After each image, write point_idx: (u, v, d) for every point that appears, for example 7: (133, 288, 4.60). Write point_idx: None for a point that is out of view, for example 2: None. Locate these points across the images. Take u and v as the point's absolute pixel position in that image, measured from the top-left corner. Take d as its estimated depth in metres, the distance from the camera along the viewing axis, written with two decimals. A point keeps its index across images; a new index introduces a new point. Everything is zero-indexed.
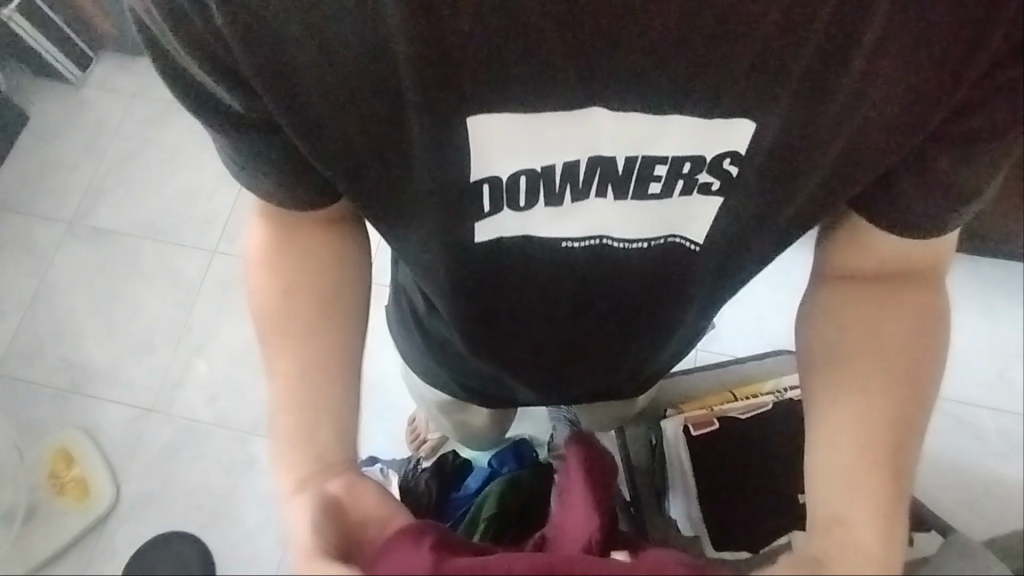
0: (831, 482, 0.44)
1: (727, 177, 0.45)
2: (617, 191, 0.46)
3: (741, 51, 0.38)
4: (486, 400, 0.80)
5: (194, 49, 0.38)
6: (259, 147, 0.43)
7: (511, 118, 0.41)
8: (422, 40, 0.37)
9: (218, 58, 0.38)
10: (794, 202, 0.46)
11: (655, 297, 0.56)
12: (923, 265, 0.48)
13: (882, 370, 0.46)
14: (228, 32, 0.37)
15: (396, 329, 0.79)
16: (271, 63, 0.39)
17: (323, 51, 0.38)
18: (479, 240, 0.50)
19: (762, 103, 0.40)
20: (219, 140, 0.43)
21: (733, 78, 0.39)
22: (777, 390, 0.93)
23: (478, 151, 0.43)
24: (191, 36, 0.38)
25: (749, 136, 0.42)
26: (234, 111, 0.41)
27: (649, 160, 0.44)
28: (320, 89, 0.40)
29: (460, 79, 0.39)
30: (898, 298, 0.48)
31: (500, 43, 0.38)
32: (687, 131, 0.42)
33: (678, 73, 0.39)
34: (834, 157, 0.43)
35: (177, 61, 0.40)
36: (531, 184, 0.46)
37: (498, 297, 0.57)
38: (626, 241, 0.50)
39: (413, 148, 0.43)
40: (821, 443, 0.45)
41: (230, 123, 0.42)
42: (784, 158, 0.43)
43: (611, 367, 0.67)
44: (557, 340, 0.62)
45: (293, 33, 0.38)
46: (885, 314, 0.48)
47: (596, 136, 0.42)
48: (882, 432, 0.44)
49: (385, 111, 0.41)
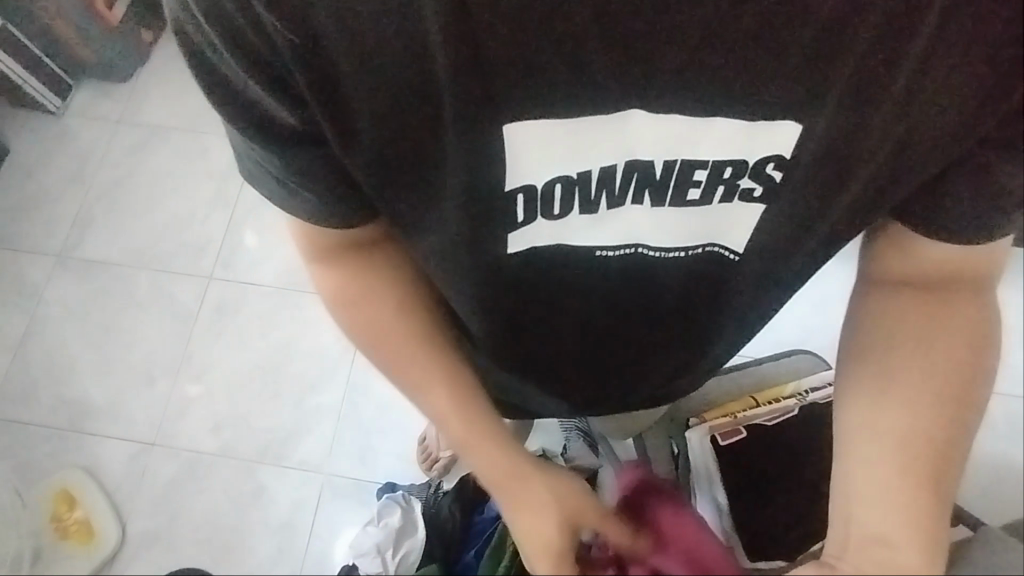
0: (869, 482, 0.43)
1: (769, 182, 0.45)
2: (654, 198, 0.46)
3: (788, 52, 0.37)
4: (508, 412, 0.78)
5: (250, 63, 0.37)
6: (304, 166, 0.41)
7: (547, 125, 0.41)
8: (463, 50, 0.37)
9: (269, 68, 0.37)
10: (836, 206, 0.45)
11: (687, 306, 0.56)
12: (970, 272, 0.46)
13: (938, 379, 0.45)
14: (280, 42, 0.36)
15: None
16: (320, 75, 0.38)
17: (369, 69, 0.38)
18: (511, 252, 0.49)
19: (807, 103, 0.40)
20: (261, 155, 0.42)
21: (781, 76, 0.38)
22: (799, 393, 0.95)
23: (512, 159, 0.42)
24: (243, 49, 0.37)
25: (795, 139, 0.42)
26: (281, 126, 0.40)
27: (689, 165, 0.44)
28: (369, 108, 0.39)
29: (500, 86, 0.39)
30: (942, 305, 0.46)
31: (540, 48, 0.37)
32: (733, 136, 0.42)
33: (724, 74, 0.38)
34: (886, 160, 0.42)
35: (224, 73, 0.38)
36: (565, 191, 0.45)
37: (529, 307, 0.56)
38: (660, 249, 0.50)
39: (443, 158, 0.42)
40: (862, 442, 0.45)
41: (273, 139, 0.40)
42: (833, 163, 0.43)
43: (640, 378, 0.66)
44: (586, 347, 0.61)
45: (342, 48, 0.37)
46: (930, 319, 0.46)
47: (634, 142, 0.42)
48: (930, 433, 0.43)
49: (429, 124, 0.40)
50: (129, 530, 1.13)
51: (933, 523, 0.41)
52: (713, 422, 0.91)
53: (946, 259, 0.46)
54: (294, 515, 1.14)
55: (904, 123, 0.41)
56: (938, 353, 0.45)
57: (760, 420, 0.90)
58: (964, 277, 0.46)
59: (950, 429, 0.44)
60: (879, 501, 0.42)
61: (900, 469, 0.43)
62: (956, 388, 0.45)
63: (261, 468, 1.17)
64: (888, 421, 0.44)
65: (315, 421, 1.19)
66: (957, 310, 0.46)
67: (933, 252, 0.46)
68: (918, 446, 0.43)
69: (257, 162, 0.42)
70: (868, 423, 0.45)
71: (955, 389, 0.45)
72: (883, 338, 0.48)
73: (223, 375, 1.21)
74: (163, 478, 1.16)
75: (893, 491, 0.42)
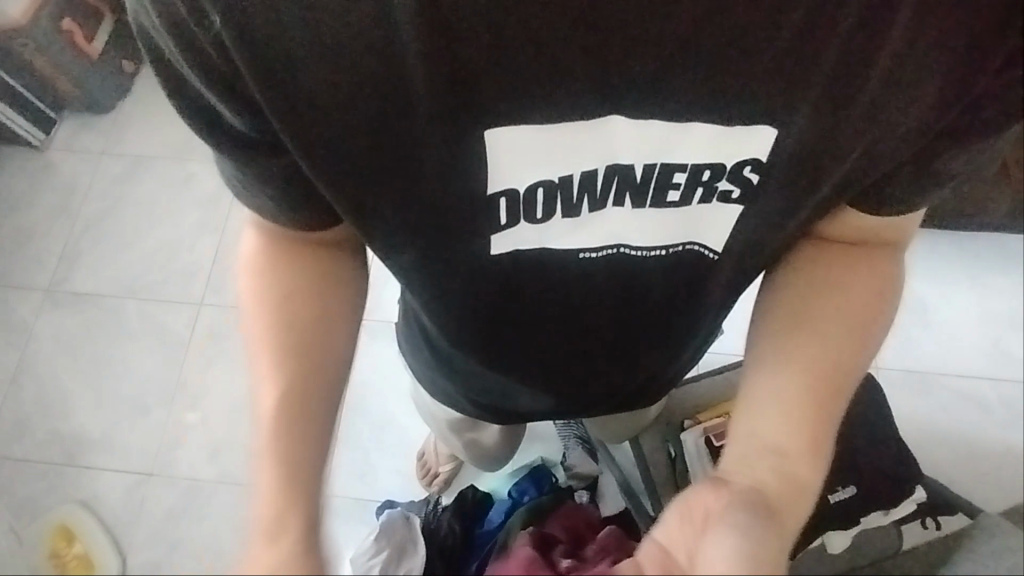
0: (764, 413, 0.48)
1: (747, 184, 0.46)
2: (635, 201, 0.47)
3: (759, 53, 0.39)
4: (495, 416, 0.78)
5: (209, 76, 0.38)
6: (275, 169, 0.42)
7: (527, 129, 0.42)
8: (438, 62, 0.38)
9: (231, 82, 0.38)
10: (817, 198, 0.46)
11: (672, 306, 0.57)
12: (892, 240, 0.50)
13: (843, 326, 0.49)
14: (237, 54, 0.37)
15: (405, 348, 0.78)
16: (280, 88, 0.39)
17: (335, 80, 0.39)
18: (495, 252, 0.50)
19: (781, 106, 0.41)
20: (225, 161, 0.43)
21: (752, 81, 0.40)
22: None
23: (494, 161, 0.43)
24: (201, 63, 0.38)
25: (772, 142, 0.43)
26: (248, 136, 0.41)
27: (667, 169, 0.45)
28: (336, 118, 0.40)
29: (476, 97, 0.40)
30: (850, 264, 0.50)
31: (518, 57, 0.38)
32: (709, 138, 0.43)
33: (697, 81, 0.40)
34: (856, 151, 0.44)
35: (187, 85, 0.39)
36: (548, 195, 0.46)
37: (509, 309, 0.56)
38: (640, 249, 0.51)
39: (423, 167, 0.43)
40: (770, 384, 0.49)
41: (245, 150, 0.42)
42: (809, 160, 0.44)
43: (627, 376, 0.67)
44: (569, 347, 0.61)
45: (310, 58, 0.38)
46: (839, 278, 0.50)
47: (613, 146, 0.43)
48: (822, 367, 0.49)
49: (399, 134, 0.41)
50: None
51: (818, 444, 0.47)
52: (708, 423, 0.91)
53: (867, 226, 0.49)
54: None
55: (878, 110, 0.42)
56: (839, 310, 0.50)
57: None
58: (873, 239, 0.50)
59: (838, 373, 0.49)
60: (772, 424, 0.48)
61: (801, 406, 0.48)
62: (855, 336, 0.49)
63: None
64: (791, 363, 0.49)
65: None
66: (871, 270, 0.50)
67: (865, 221, 0.48)
68: (812, 387, 0.48)
69: (228, 172, 0.44)
70: (773, 366, 0.50)
71: (854, 335, 0.49)
72: (794, 294, 0.51)
73: None
74: None
75: (795, 428, 0.47)
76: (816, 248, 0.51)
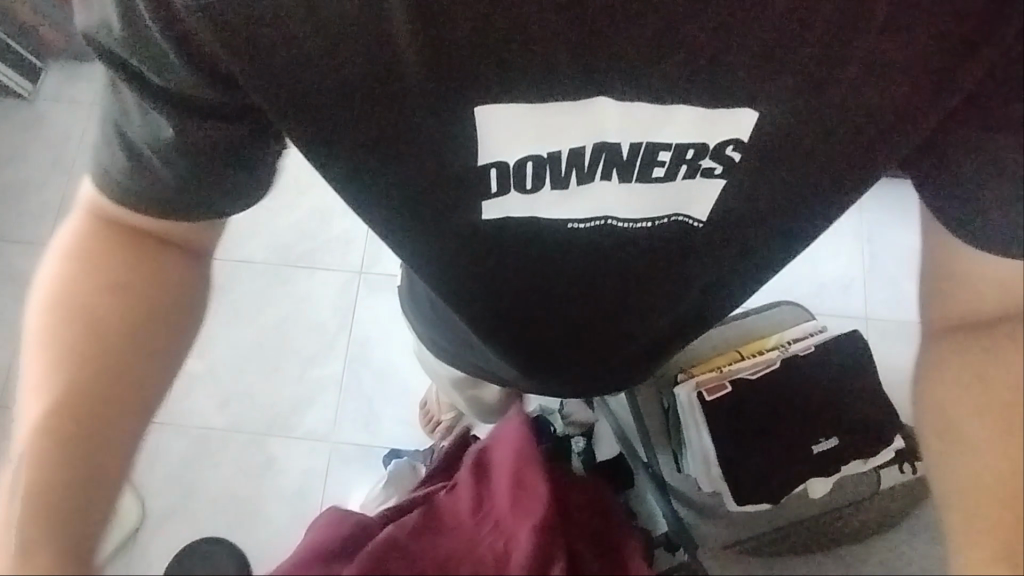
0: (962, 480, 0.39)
1: (730, 162, 0.48)
2: (622, 175, 0.49)
3: (735, 38, 0.41)
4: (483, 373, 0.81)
5: (182, 48, 0.40)
6: (166, 127, 0.44)
7: (518, 106, 0.44)
8: (426, 43, 0.41)
9: (194, 43, 0.41)
10: (789, 168, 0.49)
11: (657, 280, 0.59)
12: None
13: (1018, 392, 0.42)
14: (215, 25, 0.40)
15: (408, 309, 0.82)
16: (264, 62, 0.42)
17: (327, 59, 0.42)
18: (485, 218, 0.52)
19: (758, 89, 0.44)
20: (166, 131, 0.44)
21: (730, 62, 0.42)
22: (781, 345, 0.94)
23: (486, 136, 0.46)
24: (175, 38, 0.40)
25: (753, 124, 0.46)
26: (164, 89, 0.42)
27: (653, 146, 0.46)
28: (329, 96, 0.44)
29: (466, 75, 0.43)
30: (994, 340, 0.45)
31: (507, 36, 0.41)
32: (692, 120, 0.45)
33: (678, 62, 0.42)
34: (829, 122, 0.46)
35: (149, 56, 0.41)
36: (537, 170, 0.48)
37: (504, 280, 0.59)
38: (629, 221, 0.52)
39: (417, 139, 0.46)
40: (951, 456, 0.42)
41: (161, 101, 0.43)
42: (785, 136, 0.47)
43: (618, 352, 0.69)
44: (557, 319, 0.64)
45: (298, 36, 0.41)
46: (998, 351, 0.44)
47: (601, 125, 0.45)
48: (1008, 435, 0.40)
49: (392, 110, 0.44)
50: None
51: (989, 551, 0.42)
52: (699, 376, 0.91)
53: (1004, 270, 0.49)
54: None
55: (843, 86, 0.44)
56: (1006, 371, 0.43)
57: (744, 373, 0.90)
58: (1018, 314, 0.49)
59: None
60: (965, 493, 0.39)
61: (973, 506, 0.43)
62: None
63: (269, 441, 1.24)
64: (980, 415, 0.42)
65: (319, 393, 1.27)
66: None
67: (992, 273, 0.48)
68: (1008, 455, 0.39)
69: (148, 146, 0.45)
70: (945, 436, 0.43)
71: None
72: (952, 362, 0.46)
73: None
74: None
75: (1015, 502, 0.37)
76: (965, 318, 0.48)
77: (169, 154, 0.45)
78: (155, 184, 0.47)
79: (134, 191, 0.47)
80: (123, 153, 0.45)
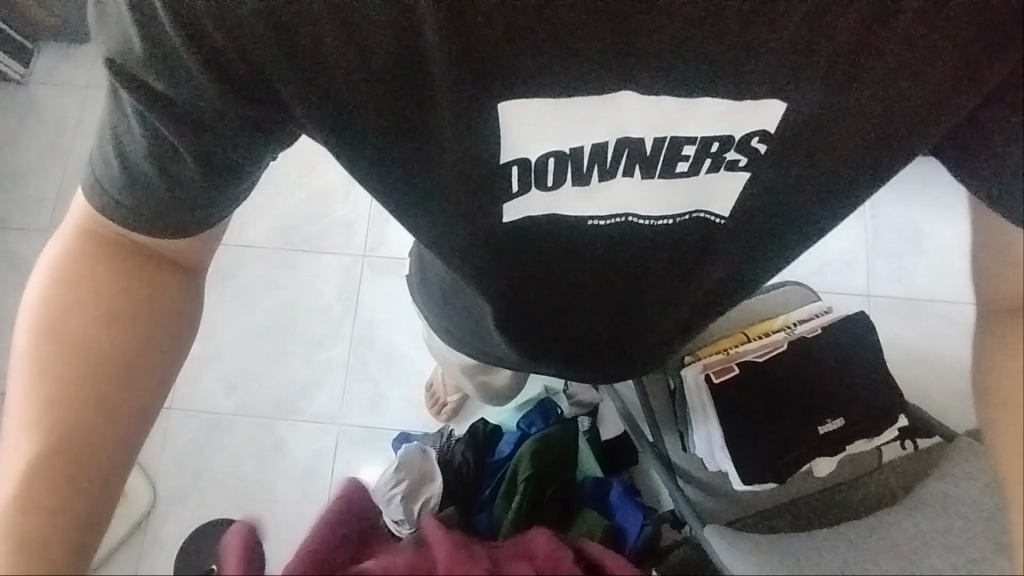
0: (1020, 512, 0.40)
1: (755, 154, 0.48)
2: (644, 171, 0.49)
3: (765, 33, 0.41)
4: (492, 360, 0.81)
5: (210, 57, 0.41)
6: (163, 138, 0.43)
7: (541, 101, 0.43)
8: (455, 38, 0.40)
9: (215, 50, 0.41)
10: (813, 165, 0.49)
11: (675, 274, 0.59)
12: None
13: None
14: (251, 29, 0.40)
15: (418, 294, 0.82)
16: (298, 58, 0.42)
17: (357, 52, 0.42)
18: (506, 220, 0.53)
19: (787, 84, 0.43)
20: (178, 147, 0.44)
21: (759, 58, 0.42)
22: (787, 327, 0.95)
23: (507, 132, 0.45)
24: (204, 49, 0.41)
25: (780, 116, 0.45)
26: (168, 99, 0.42)
27: (678, 141, 0.46)
28: (360, 91, 0.43)
29: (493, 69, 0.42)
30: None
31: (534, 30, 0.40)
32: (719, 113, 0.45)
33: (705, 57, 0.41)
34: (857, 114, 0.46)
35: (175, 67, 0.41)
36: (558, 164, 0.48)
37: (524, 270, 0.59)
38: (650, 218, 0.53)
39: (440, 133, 0.46)
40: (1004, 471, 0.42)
41: (164, 113, 0.42)
42: (812, 127, 0.46)
43: (633, 343, 0.70)
44: (574, 312, 0.65)
45: (329, 32, 0.41)
46: None
47: (625, 121, 0.45)
48: None
49: (419, 104, 0.44)
50: (159, 489, 1.17)
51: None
52: (708, 358, 0.91)
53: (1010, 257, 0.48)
54: (314, 463, 1.23)
55: (874, 77, 0.43)
56: None
57: (753, 355, 0.90)
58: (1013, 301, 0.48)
59: None
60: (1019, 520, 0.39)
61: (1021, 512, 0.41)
62: None
63: (280, 423, 1.25)
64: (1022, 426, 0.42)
65: (326, 375, 1.28)
66: None
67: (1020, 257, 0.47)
68: None
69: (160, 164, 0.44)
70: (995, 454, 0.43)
71: None
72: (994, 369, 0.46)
73: (230, 337, 1.28)
74: (184, 439, 1.23)
75: None
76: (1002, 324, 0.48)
77: (164, 166, 0.44)
78: (151, 199, 0.46)
79: (125, 209, 0.46)
80: (121, 168, 0.45)
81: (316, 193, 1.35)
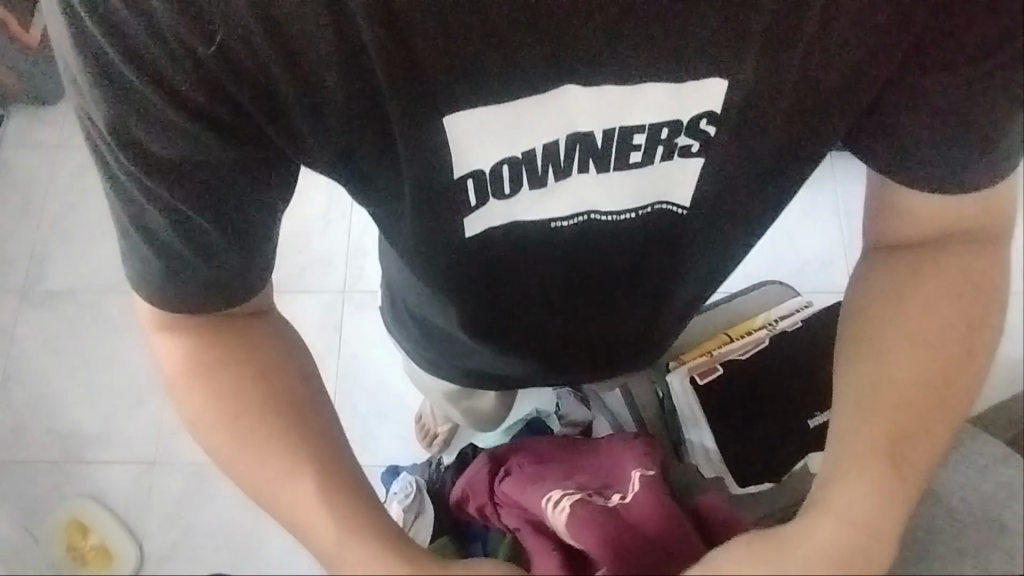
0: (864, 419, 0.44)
1: (705, 137, 0.48)
2: (599, 165, 0.49)
3: (699, 15, 0.41)
4: (494, 383, 0.80)
5: (170, 99, 0.39)
6: (166, 201, 0.43)
7: (487, 109, 0.44)
8: (393, 52, 0.40)
9: (169, 83, 0.39)
10: (762, 149, 0.50)
11: (647, 265, 0.59)
12: (979, 234, 0.50)
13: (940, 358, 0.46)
14: (202, 60, 0.39)
15: (394, 325, 0.81)
16: (249, 81, 0.41)
17: (300, 68, 0.41)
18: (469, 235, 0.53)
19: (727, 61, 0.44)
20: (182, 206, 0.43)
21: (695, 40, 0.42)
22: (769, 323, 0.94)
23: (456, 144, 0.45)
24: (161, 91, 0.39)
25: (724, 94, 0.46)
26: (163, 156, 0.41)
27: (627, 131, 0.47)
28: (314, 106, 0.43)
29: (434, 82, 0.42)
30: (940, 270, 0.49)
31: (468, 40, 0.40)
32: (665, 95, 0.45)
33: (641, 44, 0.42)
34: (797, 87, 0.46)
35: (140, 113, 0.40)
36: (513, 172, 0.48)
37: (495, 282, 0.59)
38: (613, 214, 0.53)
39: (395, 143, 0.45)
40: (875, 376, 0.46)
41: (157, 171, 0.41)
42: (758, 102, 0.46)
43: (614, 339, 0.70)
44: (553, 319, 0.65)
45: (265, 46, 0.40)
46: (930, 281, 0.49)
47: (572, 116, 0.45)
48: (911, 382, 0.45)
49: (369, 109, 0.43)
50: (147, 547, 1.19)
51: (900, 470, 0.42)
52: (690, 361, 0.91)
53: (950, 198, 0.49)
54: None
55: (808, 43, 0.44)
56: (939, 315, 0.47)
57: (736, 354, 0.90)
58: (940, 231, 0.50)
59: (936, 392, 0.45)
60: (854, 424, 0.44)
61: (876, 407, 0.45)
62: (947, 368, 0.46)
63: None
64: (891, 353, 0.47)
65: None
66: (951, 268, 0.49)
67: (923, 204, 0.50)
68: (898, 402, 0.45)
69: (169, 219, 0.43)
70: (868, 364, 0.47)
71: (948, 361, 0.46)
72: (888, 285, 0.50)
73: None
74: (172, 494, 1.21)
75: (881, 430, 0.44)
76: (892, 257, 0.51)
77: (178, 229, 0.44)
78: (170, 259, 0.45)
79: (155, 285, 0.47)
80: (134, 233, 0.45)
81: (291, 234, 1.35)
